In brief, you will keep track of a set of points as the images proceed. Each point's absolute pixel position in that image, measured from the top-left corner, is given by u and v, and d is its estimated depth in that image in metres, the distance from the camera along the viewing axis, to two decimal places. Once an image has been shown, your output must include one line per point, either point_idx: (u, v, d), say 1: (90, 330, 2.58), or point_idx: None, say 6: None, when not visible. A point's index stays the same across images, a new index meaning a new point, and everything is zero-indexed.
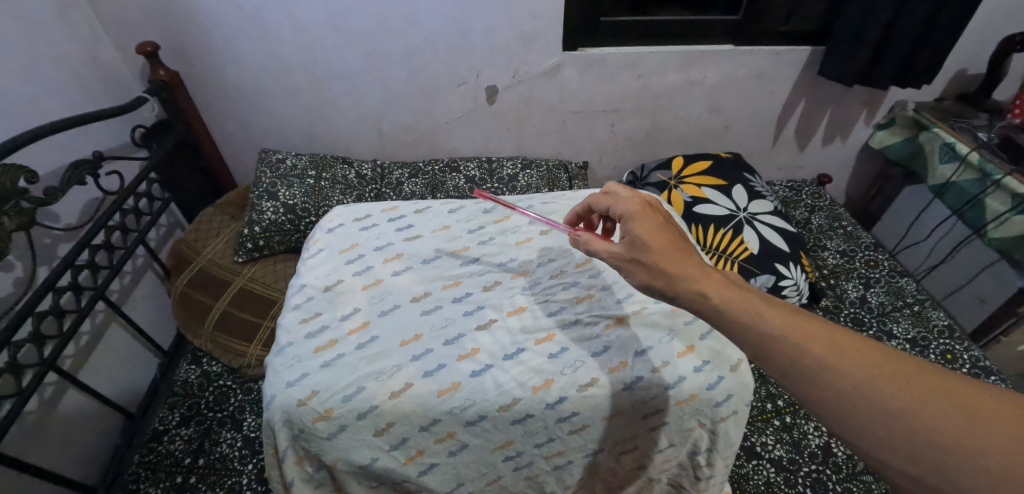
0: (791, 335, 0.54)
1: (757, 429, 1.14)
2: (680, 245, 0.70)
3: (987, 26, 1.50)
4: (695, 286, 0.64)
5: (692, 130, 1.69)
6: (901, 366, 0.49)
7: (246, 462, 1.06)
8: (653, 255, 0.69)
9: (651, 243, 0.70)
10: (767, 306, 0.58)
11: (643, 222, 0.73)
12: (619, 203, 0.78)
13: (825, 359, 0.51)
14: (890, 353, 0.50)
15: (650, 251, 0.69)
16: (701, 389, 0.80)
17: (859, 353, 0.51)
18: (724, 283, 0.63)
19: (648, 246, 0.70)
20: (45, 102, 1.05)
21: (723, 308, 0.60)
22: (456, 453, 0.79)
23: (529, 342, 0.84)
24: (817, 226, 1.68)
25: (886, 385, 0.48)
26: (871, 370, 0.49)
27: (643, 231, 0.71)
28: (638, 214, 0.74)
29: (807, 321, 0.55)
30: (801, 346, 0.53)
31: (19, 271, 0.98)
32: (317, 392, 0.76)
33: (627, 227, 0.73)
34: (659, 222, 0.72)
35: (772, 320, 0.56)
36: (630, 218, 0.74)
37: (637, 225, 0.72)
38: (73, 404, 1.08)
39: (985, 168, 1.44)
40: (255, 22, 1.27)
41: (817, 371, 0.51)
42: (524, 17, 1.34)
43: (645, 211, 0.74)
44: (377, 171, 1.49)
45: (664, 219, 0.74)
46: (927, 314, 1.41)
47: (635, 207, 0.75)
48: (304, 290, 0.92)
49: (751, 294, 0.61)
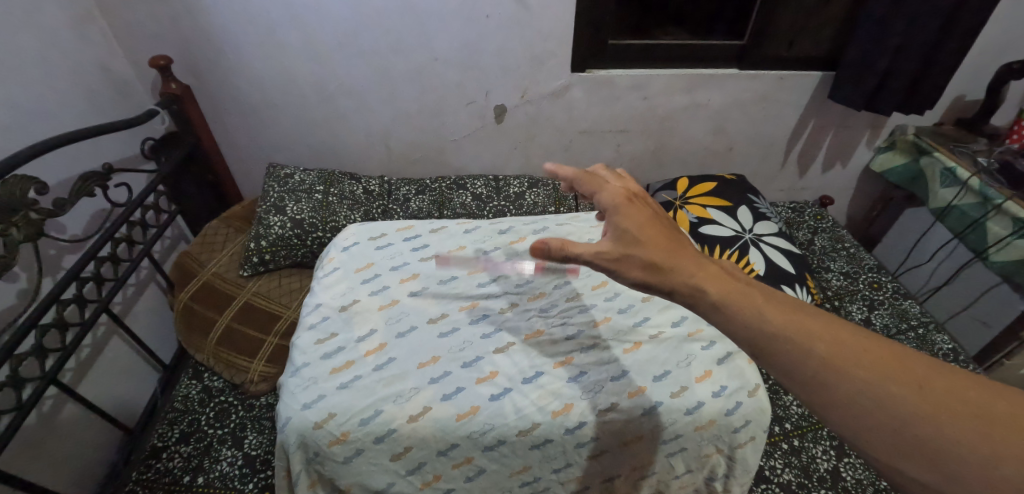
0: (797, 335, 0.53)
1: (766, 452, 1.12)
2: (675, 240, 0.69)
3: (985, 54, 1.53)
4: (692, 281, 0.63)
5: (696, 151, 1.71)
6: (911, 366, 0.49)
7: (246, 481, 1.03)
8: (645, 248, 0.68)
9: (644, 236, 0.69)
10: (769, 303, 0.57)
11: (629, 216, 0.73)
12: (602, 194, 0.78)
13: (832, 361, 0.51)
14: (900, 353, 0.50)
15: (642, 245, 0.68)
16: (719, 414, 0.80)
17: (867, 355, 0.50)
18: (724, 278, 0.61)
19: (637, 239, 0.69)
20: (59, 115, 1.05)
21: (724, 305, 0.59)
22: (473, 479, 0.78)
23: (547, 366, 0.83)
24: (821, 247, 1.69)
25: (896, 387, 0.48)
26: (883, 375, 0.49)
27: (630, 224, 0.71)
28: (624, 208, 0.74)
29: (811, 318, 0.54)
30: (807, 348, 0.52)
31: (23, 281, 0.97)
32: (334, 414, 0.75)
33: (613, 220, 0.73)
34: (646, 215, 0.73)
35: (774, 318, 0.55)
36: (616, 211, 0.74)
37: (624, 219, 0.72)
38: (72, 418, 1.06)
39: (985, 193, 1.46)
40: (268, 37, 1.28)
41: (824, 374, 0.51)
42: (534, 39, 1.36)
43: (630, 204, 0.75)
44: (384, 187, 1.49)
45: (652, 213, 0.75)
46: (932, 338, 1.41)
47: (619, 201, 0.75)
48: (320, 309, 0.92)
49: (749, 288, 0.59)
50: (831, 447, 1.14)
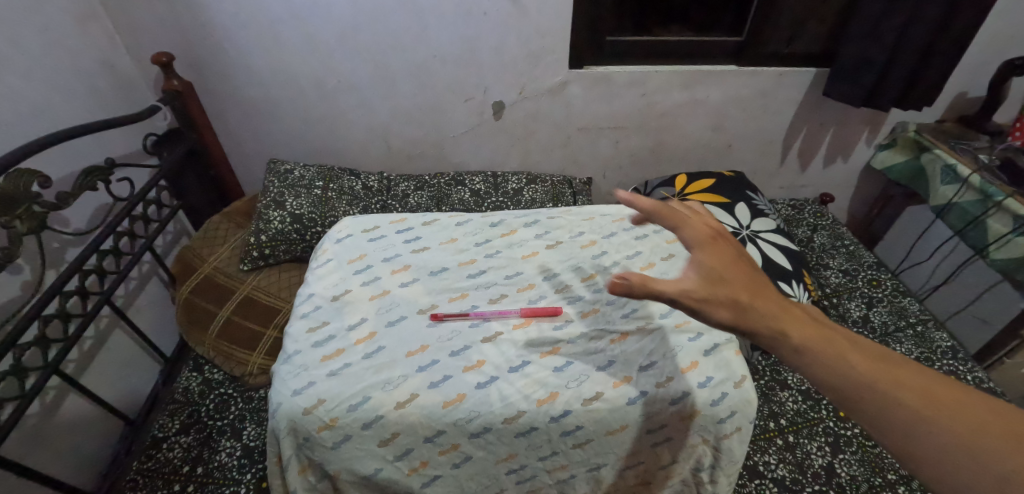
0: (887, 385, 0.52)
1: (760, 448, 1.13)
2: (757, 281, 0.65)
3: (986, 50, 1.52)
4: (775, 324, 0.59)
5: (695, 148, 1.71)
6: (1010, 425, 0.49)
7: (245, 471, 1.05)
8: (730, 288, 0.63)
9: (729, 277, 0.64)
10: (854, 351, 0.56)
11: (712, 254, 0.66)
12: (688, 227, 0.69)
13: (922, 411, 0.50)
14: (992, 408, 0.50)
15: (726, 285, 0.63)
16: (705, 405, 0.80)
17: (959, 408, 0.50)
18: (806, 322, 0.59)
19: (725, 279, 0.64)
20: (63, 110, 1.08)
21: (806, 349, 0.57)
22: (460, 465, 0.79)
23: (534, 355, 0.84)
24: (820, 244, 1.69)
25: (994, 444, 0.48)
26: (979, 430, 0.49)
27: (716, 263, 0.65)
28: (707, 244, 0.68)
29: (899, 369, 0.54)
30: (899, 398, 0.51)
31: (27, 273, 0.99)
32: (323, 401, 0.77)
33: (696, 258, 0.66)
34: (728, 253, 0.67)
35: (862, 365, 0.54)
36: (700, 247, 0.67)
37: (711, 257, 0.66)
38: (74, 408, 1.08)
39: (986, 190, 1.45)
40: (268, 34, 1.30)
41: (917, 426, 0.50)
42: (532, 34, 1.37)
43: (714, 241, 0.68)
44: (383, 183, 1.50)
45: (735, 253, 0.68)
46: (930, 335, 1.40)
47: (703, 235, 0.68)
48: (312, 299, 0.93)
49: (834, 335, 0.58)
50: (826, 443, 1.14)
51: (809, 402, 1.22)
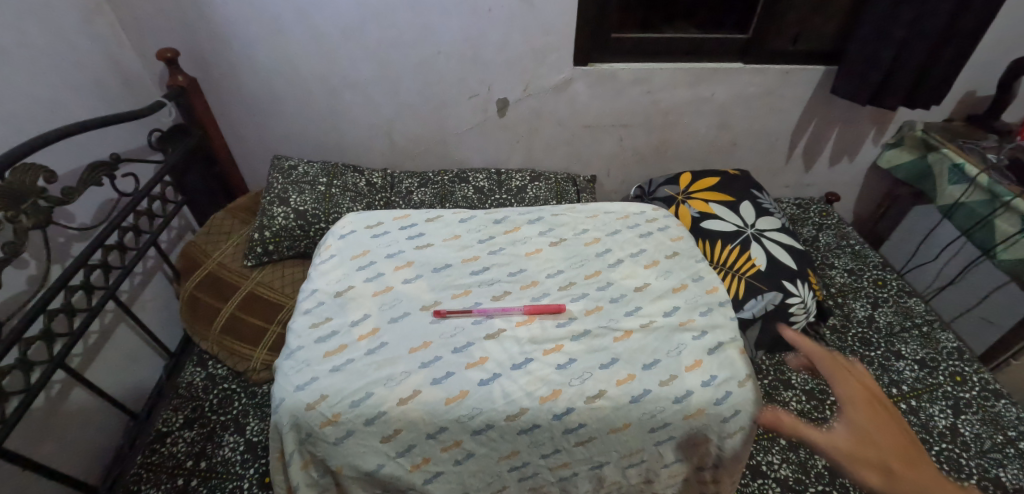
0: None
1: (763, 447, 1.12)
2: (916, 456, 0.66)
3: (996, 48, 1.51)
4: None
5: (700, 146, 1.70)
6: None
7: (248, 466, 1.05)
8: (885, 454, 0.65)
9: (883, 444, 0.66)
10: None
11: (869, 418, 0.70)
12: (844, 384, 0.73)
13: None
14: None
15: (881, 450, 0.66)
16: (709, 403, 0.80)
17: None
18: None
19: (878, 445, 0.66)
20: (68, 105, 1.08)
21: None
22: (462, 462, 0.79)
23: (537, 352, 0.84)
24: (825, 244, 1.68)
25: None
26: None
27: (870, 427, 0.68)
28: (864, 407, 0.71)
29: None
30: None
31: (33, 268, 0.99)
32: (326, 396, 0.77)
33: (849, 421, 0.70)
34: (885, 420, 0.70)
35: None
36: (851, 407, 0.71)
37: (867, 420, 0.70)
38: (79, 401, 1.09)
39: (995, 190, 1.44)
40: (273, 30, 1.30)
41: None
42: (536, 31, 1.36)
43: (872, 405, 0.71)
44: (387, 180, 1.50)
45: (894, 421, 0.70)
46: (936, 336, 1.39)
47: (859, 397, 0.72)
48: (315, 294, 0.93)
49: None
50: None
51: (813, 402, 1.21)
